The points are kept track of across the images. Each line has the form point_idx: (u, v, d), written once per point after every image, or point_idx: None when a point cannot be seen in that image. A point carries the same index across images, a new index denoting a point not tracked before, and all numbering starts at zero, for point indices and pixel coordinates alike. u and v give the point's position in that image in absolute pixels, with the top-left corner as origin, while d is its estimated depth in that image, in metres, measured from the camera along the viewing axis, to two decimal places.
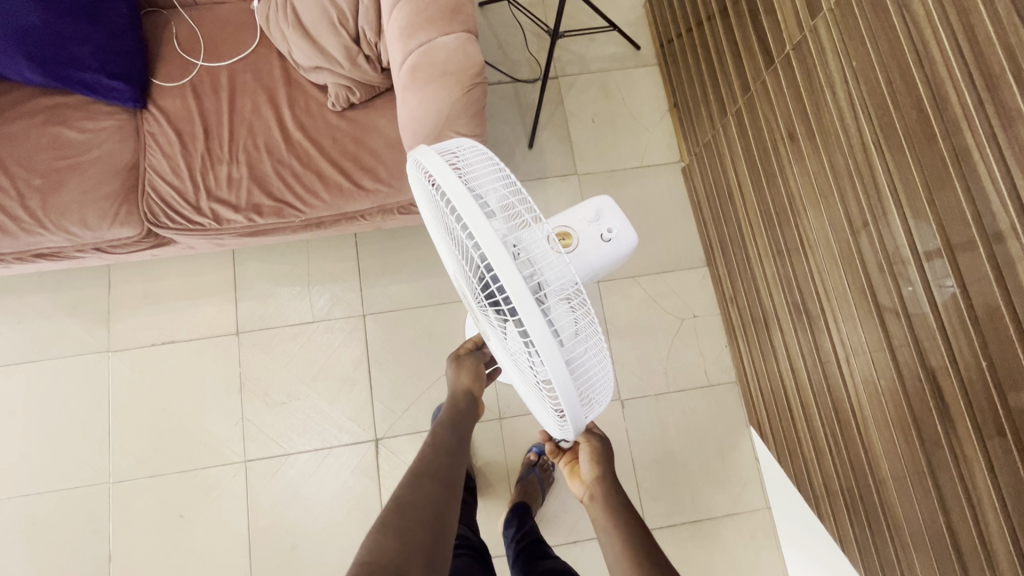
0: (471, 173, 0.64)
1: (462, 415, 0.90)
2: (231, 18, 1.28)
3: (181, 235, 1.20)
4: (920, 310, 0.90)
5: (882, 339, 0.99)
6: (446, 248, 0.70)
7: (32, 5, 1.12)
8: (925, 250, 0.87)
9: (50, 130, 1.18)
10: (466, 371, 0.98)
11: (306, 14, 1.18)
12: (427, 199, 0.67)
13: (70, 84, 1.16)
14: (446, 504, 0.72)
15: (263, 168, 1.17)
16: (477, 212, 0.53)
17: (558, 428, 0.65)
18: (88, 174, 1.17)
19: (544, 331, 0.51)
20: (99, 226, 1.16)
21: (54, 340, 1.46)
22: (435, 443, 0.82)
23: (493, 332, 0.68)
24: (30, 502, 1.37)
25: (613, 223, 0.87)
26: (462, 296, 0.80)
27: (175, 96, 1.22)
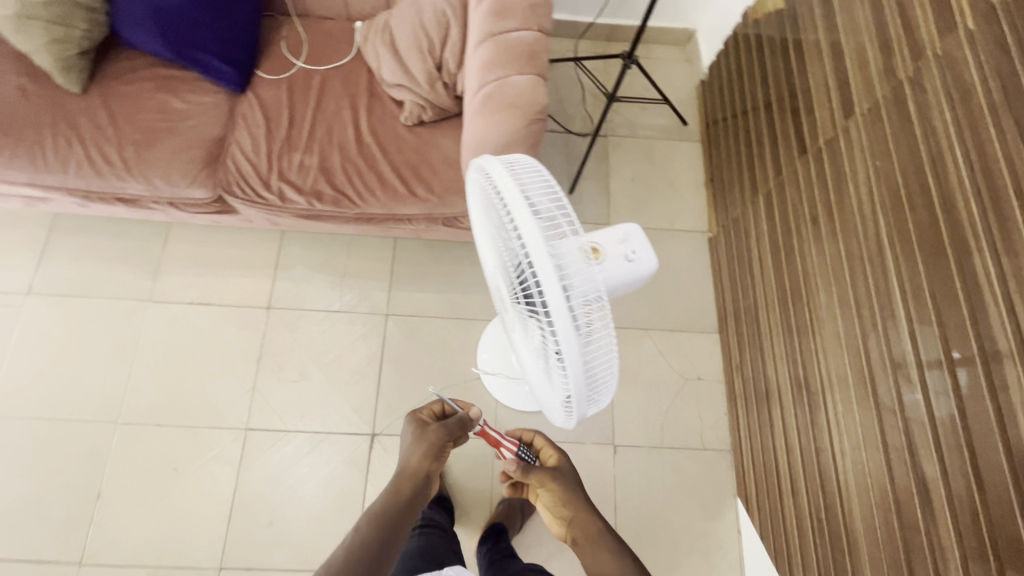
0: (528, 185, 0.71)
1: (413, 481, 0.92)
2: (335, 32, 1.45)
3: (247, 205, 1.32)
4: (919, 417, 0.93)
5: (878, 438, 1.03)
6: (487, 245, 0.78)
7: None
8: (926, 360, 0.92)
9: (157, 95, 1.33)
10: (420, 451, 0.96)
11: (400, 38, 1.33)
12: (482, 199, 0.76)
13: (186, 60, 1.33)
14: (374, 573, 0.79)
15: (332, 162, 1.30)
16: (530, 218, 0.61)
17: (562, 416, 0.73)
18: (180, 139, 1.31)
19: (568, 326, 0.59)
20: (178, 183, 1.29)
21: (103, 280, 1.58)
22: (376, 513, 0.87)
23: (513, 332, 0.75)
24: (42, 425, 1.44)
25: (638, 248, 0.91)
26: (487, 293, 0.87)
27: (271, 86, 1.37)
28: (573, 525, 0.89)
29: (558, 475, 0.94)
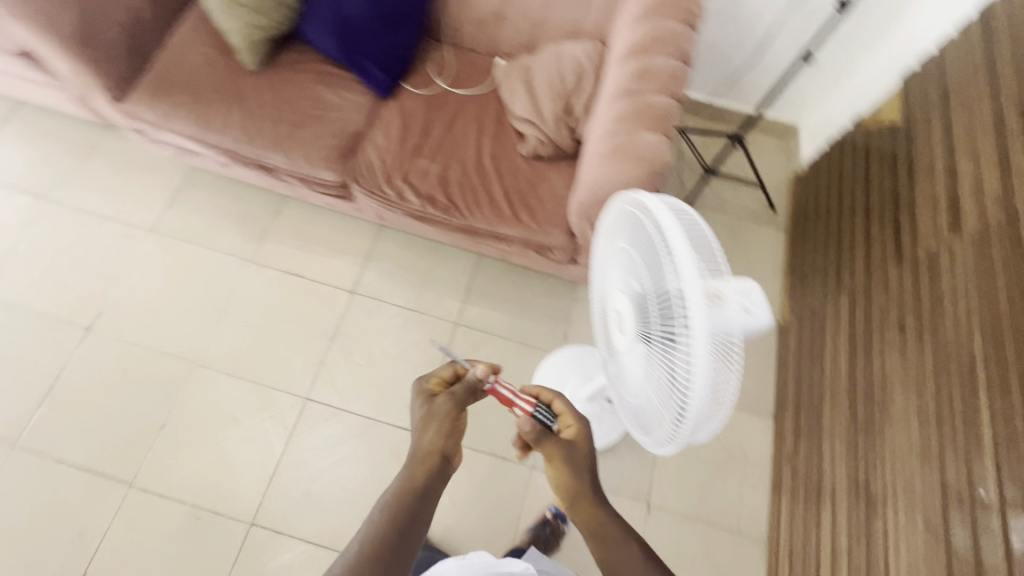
0: (683, 219, 0.67)
1: (429, 467, 0.77)
2: (478, 62, 1.57)
3: (367, 196, 1.45)
4: (996, 562, 0.89)
5: (944, 567, 0.99)
6: (620, 266, 0.76)
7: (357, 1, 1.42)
8: (1012, 502, 0.89)
9: (315, 86, 1.49)
10: (433, 432, 0.80)
11: (537, 78, 1.44)
12: (626, 220, 0.74)
13: (349, 62, 1.46)
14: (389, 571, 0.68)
15: (451, 174, 1.42)
16: (690, 263, 0.58)
17: (652, 443, 0.74)
18: (326, 129, 1.45)
19: (705, 379, 0.57)
20: (314, 164, 1.43)
21: (217, 235, 1.73)
22: (389, 502, 0.73)
23: (624, 356, 0.76)
24: (132, 350, 1.57)
25: (755, 301, 0.64)
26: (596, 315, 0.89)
27: (411, 97, 1.51)
28: (579, 515, 0.80)
29: (572, 457, 0.82)
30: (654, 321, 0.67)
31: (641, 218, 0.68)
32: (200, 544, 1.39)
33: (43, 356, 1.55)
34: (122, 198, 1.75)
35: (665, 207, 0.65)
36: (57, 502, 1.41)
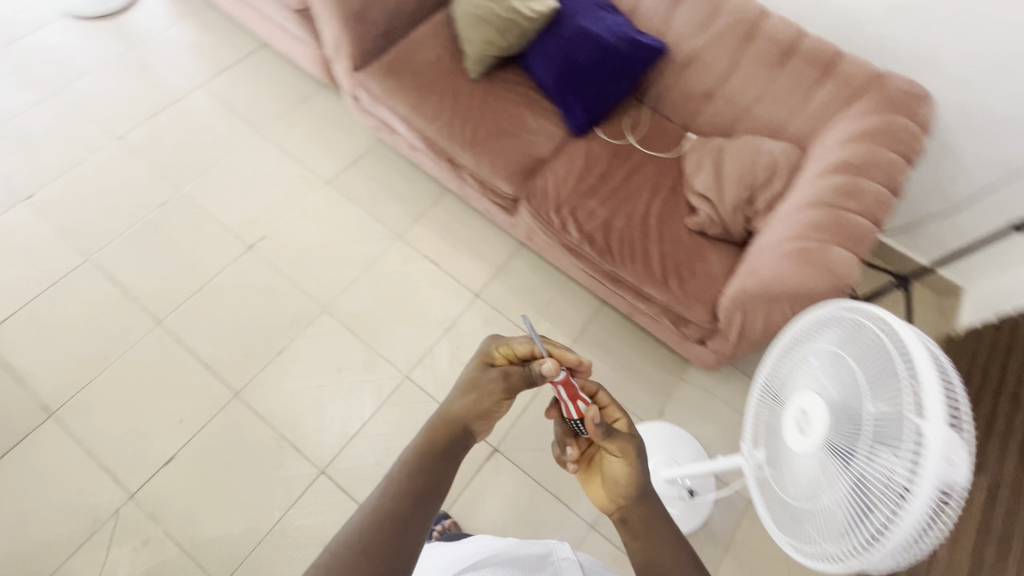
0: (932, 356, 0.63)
1: (445, 432, 0.74)
2: (671, 129, 1.62)
3: (531, 216, 1.54)
4: None
5: None
6: (828, 369, 0.74)
7: (587, 45, 1.51)
8: None
9: (519, 106, 1.60)
10: (471, 399, 0.78)
11: (728, 160, 1.45)
12: (855, 328, 0.71)
13: (558, 95, 1.56)
14: (418, 515, 0.64)
15: (616, 222, 1.47)
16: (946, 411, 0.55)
17: (803, 552, 0.71)
18: (517, 147, 1.56)
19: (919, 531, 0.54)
20: (496, 173, 1.54)
21: (378, 204, 1.88)
22: (407, 462, 0.70)
23: (800, 458, 0.74)
24: (277, 277, 1.72)
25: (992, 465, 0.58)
26: (759, 405, 0.88)
27: (600, 142, 1.58)
28: (638, 504, 0.79)
29: (640, 447, 0.81)
30: (861, 442, 0.64)
31: (884, 337, 0.65)
32: (273, 472, 1.46)
33: (207, 256, 1.73)
34: (313, 148, 1.96)
35: (922, 338, 0.62)
36: (173, 386, 1.54)
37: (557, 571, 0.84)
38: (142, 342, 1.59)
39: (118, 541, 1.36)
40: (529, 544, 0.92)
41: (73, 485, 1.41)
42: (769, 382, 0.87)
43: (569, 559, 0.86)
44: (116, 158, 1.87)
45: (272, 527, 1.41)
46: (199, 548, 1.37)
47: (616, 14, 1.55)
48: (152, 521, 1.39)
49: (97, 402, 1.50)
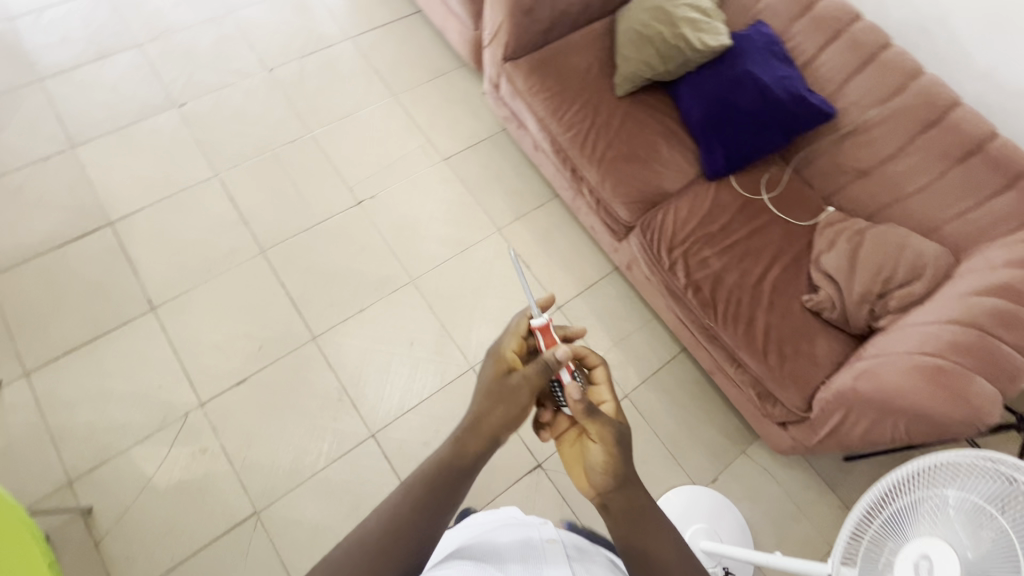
0: None
1: (480, 442, 0.78)
2: (812, 194, 1.51)
3: (639, 248, 1.50)
4: None
5: None
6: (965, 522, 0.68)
7: (749, 90, 1.43)
8: None
9: (657, 134, 1.55)
10: (503, 411, 0.80)
11: (869, 245, 1.35)
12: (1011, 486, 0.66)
13: (702, 133, 1.50)
14: (440, 514, 0.73)
15: (728, 278, 1.40)
16: None
17: None
18: (645, 175, 1.51)
19: None
20: (616, 196, 1.50)
21: (487, 192, 1.89)
22: (436, 463, 0.77)
23: None
24: (376, 237, 1.76)
25: None
26: (857, 524, 0.76)
27: (731, 190, 1.50)
28: (619, 493, 0.78)
29: (625, 434, 0.81)
30: None
31: None
32: (328, 422, 1.51)
33: (318, 201, 1.80)
34: (438, 122, 1.99)
35: None
36: (260, 314, 1.62)
37: (539, 551, 0.78)
38: (244, 266, 1.68)
39: (181, 442, 1.45)
40: (518, 525, 0.88)
41: (156, 379, 1.51)
42: (880, 505, 0.76)
43: (555, 540, 0.81)
44: (262, 89, 1.97)
45: (316, 473, 1.46)
46: (248, 472, 1.44)
47: (789, 66, 1.47)
48: (213, 434, 1.47)
49: (194, 311, 1.60)
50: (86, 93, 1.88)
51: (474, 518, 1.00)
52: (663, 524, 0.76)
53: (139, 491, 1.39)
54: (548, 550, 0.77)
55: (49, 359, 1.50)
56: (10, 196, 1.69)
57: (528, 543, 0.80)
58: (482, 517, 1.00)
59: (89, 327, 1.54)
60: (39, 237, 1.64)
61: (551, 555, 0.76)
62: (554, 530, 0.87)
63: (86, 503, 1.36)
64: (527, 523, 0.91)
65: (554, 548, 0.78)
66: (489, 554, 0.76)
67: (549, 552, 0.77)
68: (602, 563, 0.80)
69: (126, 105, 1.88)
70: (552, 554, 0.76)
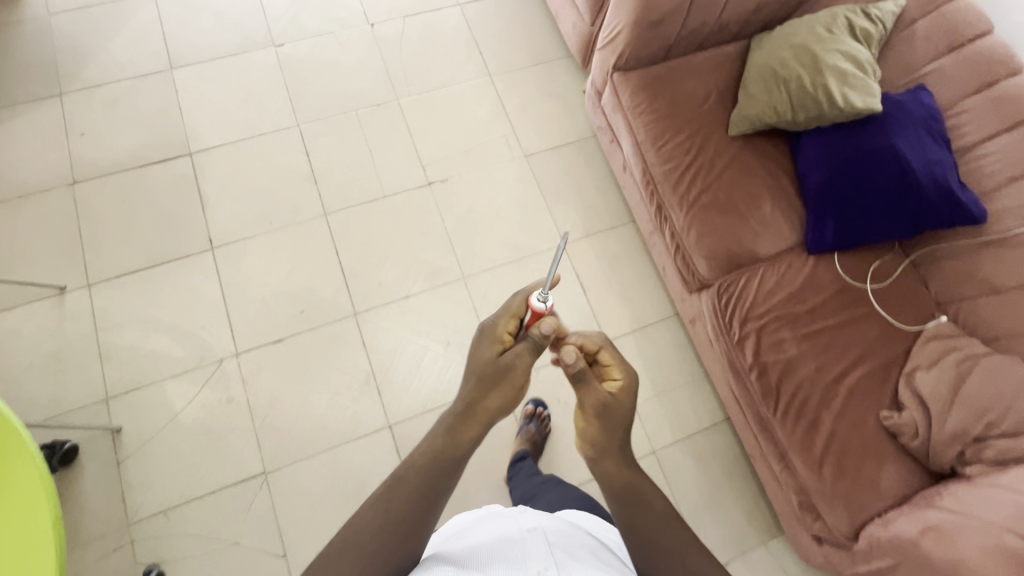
0: None
1: (476, 429, 0.77)
2: (925, 297, 1.31)
3: (709, 310, 1.37)
4: None
5: None
6: None
7: (886, 167, 1.24)
8: None
9: (764, 189, 1.38)
10: (501, 395, 0.79)
11: (979, 378, 1.16)
12: None
13: (815, 200, 1.32)
14: (439, 494, 0.74)
15: (801, 369, 1.25)
16: None
17: None
18: (738, 232, 1.36)
19: None
20: (699, 249, 1.36)
21: (561, 200, 1.78)
22: (431, 447, 0.77)
23: None
24: (437, 224, 1.70)
25: None
26: None
27: (830, 270, 1.33)
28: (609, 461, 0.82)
29: (607, 411, 0.81)
30: None
31: None
32: (350, 402, 1.51)
33: (389, 173, 1.74)
34: (528, 113, 1.87)
35: None
36: (309, 278, 1.61)
37: (519, 541, 0.81)
38: (303, 226, 1.67)
39: (211, 386, 1.49)
40: (499, 519, 0.90)
41: (199, 319, 1.54)
42: None
43: (535, 530, 0.83)
44: (360, 43, 1.90)
45: (327, 450, 1.46)
46: (265, 432, 1.46)
47: (944, 149, 1.25)
48: (242, 386, 1.50)
49: (249, 260, 1.61)
50: (192, 16, 1.89)
51: (455, 520, 1.01)
52: (650, 505, 0.80)
53: (165, 423, 1.45)
54: (529, 540, 0.80)
55: (110, 276, 1.56)
56: (105, 107, 1.73)
57: (510, 536, 0.83)
58: (460, 518, 1.01)
59: (151, 254, 1.59)
60: (124, 154, 1.68)
61: (532, 545, 0.79)
62: (535, 518, 0.90)
63: (117, 423, 1.43)
64: (506, 514, 0.93)
65: (535, 538, 0.81)
66: (471, 556, 0.78)
67: (531, 542, 0.80)
68: (583, 545, 0.83)
69: (228, 35, 1.87)
70: (533, 544, 0.79)
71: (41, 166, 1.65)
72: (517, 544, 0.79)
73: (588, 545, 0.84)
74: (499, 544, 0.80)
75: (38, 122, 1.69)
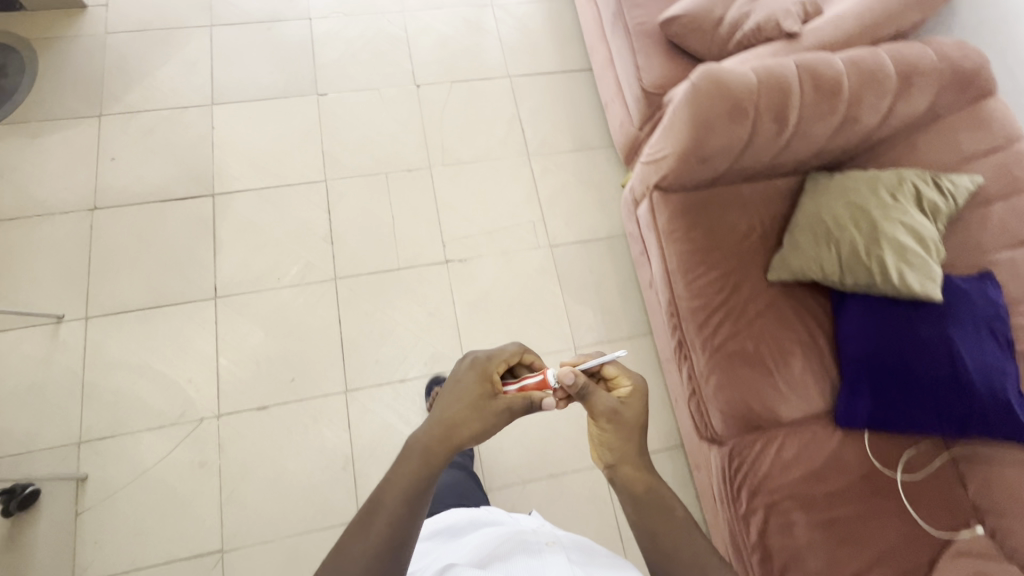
0: None
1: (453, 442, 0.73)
2: (960, 502, 1.17)
3: (717, 469, 1.26)
4: None
5: None
6: None
7: (935, 360, 1.12)
8: None
9: (796, 347, 1.27)
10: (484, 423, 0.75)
11: None
12: None
13: (851, 374, 1.21)
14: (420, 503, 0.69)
15: (810, 561, 1.13)
16: None
17: None
18: (761, 391, 1.25)
19: None
20: (716, 402, 1.26)
21: (579, 299, 1.69)
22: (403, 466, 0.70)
23: None
24: (447, 307, 1.64)
25: None
26: None
27: (857, 450, 1.20)
28: (627, 462, 0.80)
29: (621, 413, 0.80)
30: None
31: None
32: (324, 486, 1.43)
33: (408, 245, 1.69)
34: (560, 201, 1.81)
35: None
36: (306, 344, 1.55)
37: (538, 552, 0.79)
38: (311, 287, 1.61)
39: (185, 445, 1.43)
40: (510, 529, 0.88)
41: (188, 372, 1.49)
42: None
43: (553, 543, 0.82)
44: (403, 102, 1.87)
45: (290, 535, 1.39)
46: (230, 505, 1.39)
47: (1007, 354, 1.13)
48: (216, 451, 1.43)
49: (249, 316, 1.57)
50: (243, 52, 1.88)
51: (455, 519, 0.97)
52: (671, 510, 0.78)
53: (132, 478, 1.39)
54: (549, 550, 0.79)
55: (109, 311, 1.53)
56: (139, 135, 1.73)
57: (527, 545, 0.81)
58: (473, 515, 0.99)
59: (154, 294, 1.56)
60: (148, 186, 1.67)
61: (552, 554, 0.78)
62: (548, 532, 0.88)
63: (83, 471, 1.38)
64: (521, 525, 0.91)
65: (554, 550, 0.80)
66: (492, 564, 0.76)
67: (551, 551, 0.79)
68: (602, 558, 0.83)
69: (274, 76, 1.86)
70: (553, 556, 0.78)
71: (66, 186, 1.64)
72: (537, 555, 0.78)
73: (604, 555, 0.84)
74: (518, 551, 0.79)
75: (72, 141, 1.69)
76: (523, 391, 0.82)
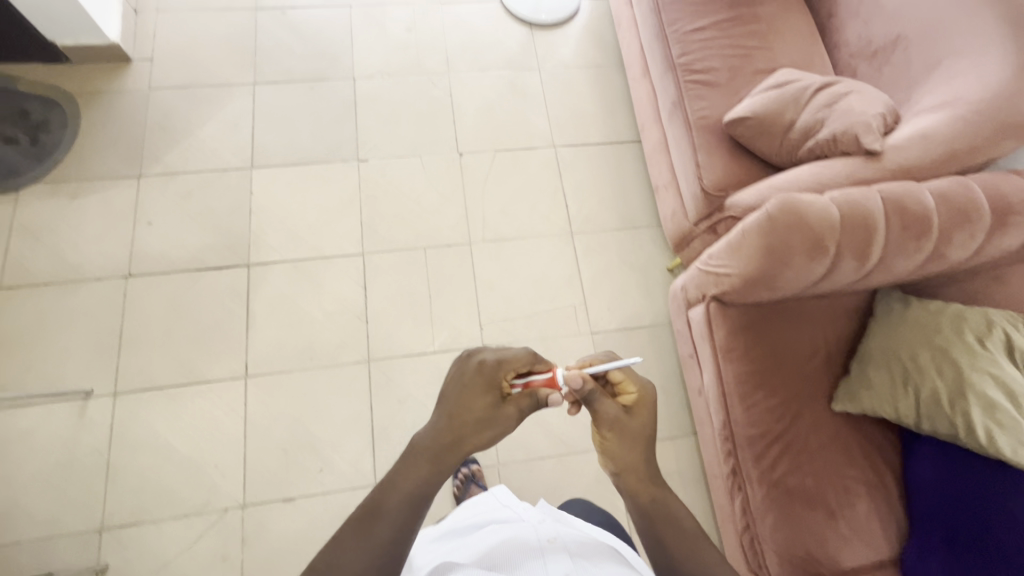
0: None
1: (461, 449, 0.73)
2: None
3: None
4: None
5: None
6: None
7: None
8: None
9: (860, 485, 1.18)
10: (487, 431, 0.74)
11: None
12: None
13: (921, 520, 1.12)
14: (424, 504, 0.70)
15: None
16: None
17: None
18: (821, 532, 1.16)
19: None
20: (772, 541, 1.18)
21: None
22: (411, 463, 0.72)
23: None
24: None
25: None
26: None
27: None
28: (629, 471, 0.80)
29: (625, 426, 0.80)
30: None
31: None
32: None
33: (444, 327, 1.64)
34: (603, 284, 1.74)
35: None
36: (336, 431, 1.51)
37: (541, 552, 0.78)
38: (344, 368, 1.56)
39: (209, 537, 1.38)
40: (512, 524, 0.88)
41: (216, 457, 1.45)
42: None
43: (555, 540, 0.81)
44: (445, 172, 1.82)
45: None
46: None
47: None
48: (240, 545, 1.38)
49: (280, 398, 1.52)
50: (285, 112, 1.85)
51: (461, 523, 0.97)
52: (679, 521, 0.78)
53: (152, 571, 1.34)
54: (551, 551, 0.78)
55: (139, 388, 1.49)
56: (177, 198, 1.70)
57: (529, 544, 0.80)
58: (479, 509, 0.99)
59: (185, 370, 1.52)
60: (183, 253, 1.63)
61: (552, 554, 0.77)
62: (551, 525, 0.88)
63: (103, 561, 1.34)
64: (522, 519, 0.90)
65: (557, 548, 0.79)
66: (494, 564, 0.77)
67: (551, 551, 0.78)
68: (605, 552, 0.81)
69: (315, 140, 1.82)
70: (555, 556, 0.77)
71: (101, 251, 1.61)
72: (539, 556, 0.77)
73: (608, 549, 0.82)
74: (518, 554, 0.78)
75: (110, 202, 1.67)
76: (530, 388, 0.79)
